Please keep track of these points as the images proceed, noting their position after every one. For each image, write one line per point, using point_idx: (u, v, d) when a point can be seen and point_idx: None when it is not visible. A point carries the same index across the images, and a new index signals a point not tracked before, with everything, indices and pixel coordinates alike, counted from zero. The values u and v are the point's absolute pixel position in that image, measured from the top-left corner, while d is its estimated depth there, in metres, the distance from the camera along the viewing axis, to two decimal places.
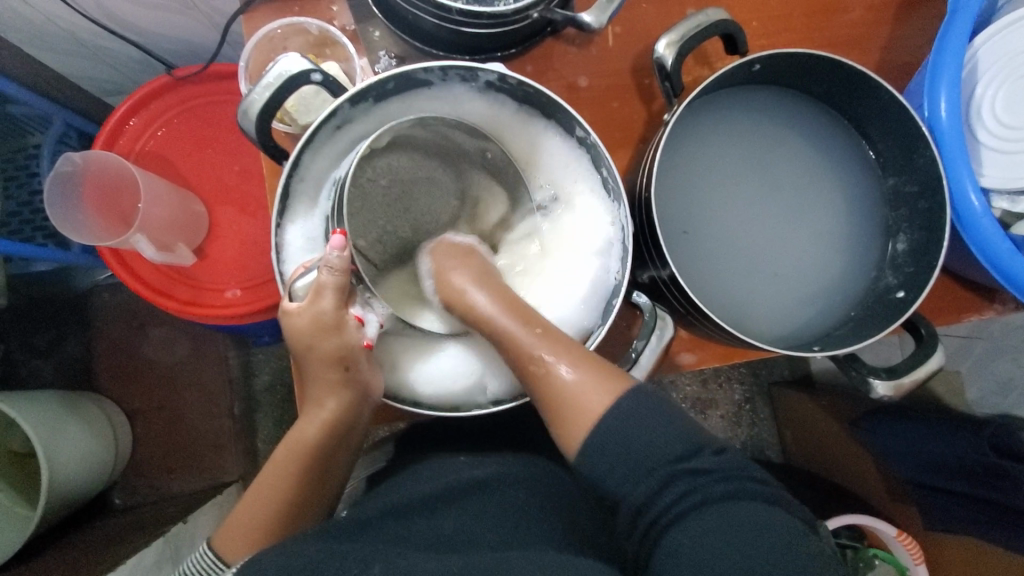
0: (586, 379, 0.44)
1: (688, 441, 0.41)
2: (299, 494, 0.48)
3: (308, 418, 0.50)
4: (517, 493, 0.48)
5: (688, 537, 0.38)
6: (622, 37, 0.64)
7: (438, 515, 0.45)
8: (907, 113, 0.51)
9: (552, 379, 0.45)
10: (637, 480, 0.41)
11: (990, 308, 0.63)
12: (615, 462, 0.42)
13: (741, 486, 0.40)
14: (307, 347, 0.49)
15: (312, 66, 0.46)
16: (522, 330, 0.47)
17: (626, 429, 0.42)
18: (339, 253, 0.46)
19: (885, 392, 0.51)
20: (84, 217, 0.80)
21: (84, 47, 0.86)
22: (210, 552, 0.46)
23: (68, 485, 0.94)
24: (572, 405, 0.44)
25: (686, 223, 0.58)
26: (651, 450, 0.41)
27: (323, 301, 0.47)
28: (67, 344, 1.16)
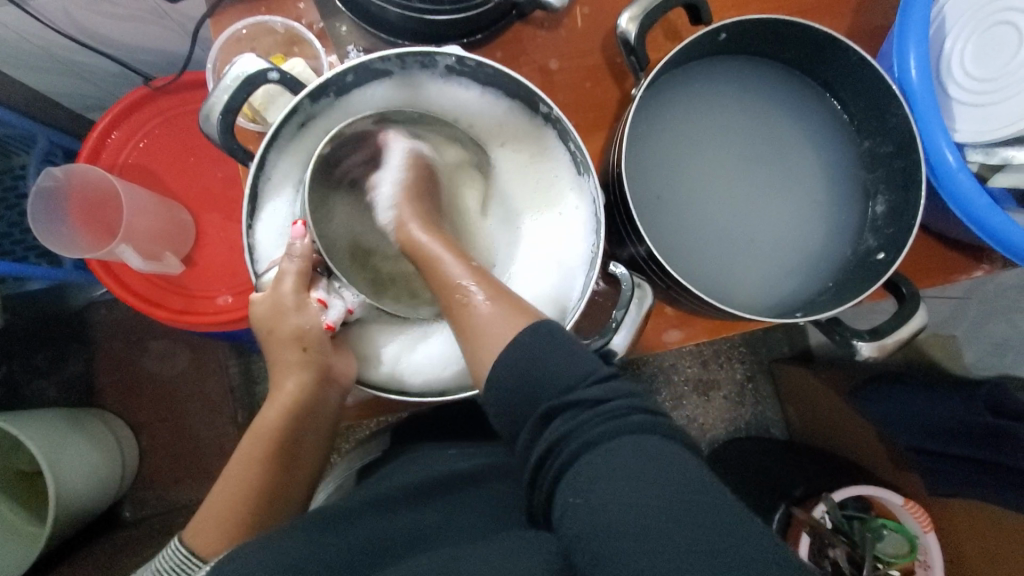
0: (501, 316, 0.42)
1: (585, 372, 0.39)
2: (269, 481, 0.48)
3: (273, 402, 0.50)
4: (498, 486, 0.49)
5: (579, 480, 0.35)
6: (590, 17, 0.64)
7: (425, 504, 0.46)
8: (875, 73, 0.51)
9: (467, 305, 0.44)
10: (528, 413, 0.39)
11: (978, 267, 0.62)
12: (530, 409, 0.39)
13: (624, 418, 0.37)
14: (269, 331, 0.49)
15: (268, 65, 0.46)
16: (453, 262, 0.46)
17: (529, 361, 0.40)
18: (300, 241, 0.48)
19: (870, 353, 0.51)
20: (71, 232, 0.81)
21: (62, 64, 0.86)
22: (182, 549, 0.45)
23: (74, 499, 0.95)
24: (476, 329, 0.43)
25: (660, 190, 0.57)
26: (551, 376, 0.39)
27: (284, 284, 0.48)
28: (67, 362, 1.17)
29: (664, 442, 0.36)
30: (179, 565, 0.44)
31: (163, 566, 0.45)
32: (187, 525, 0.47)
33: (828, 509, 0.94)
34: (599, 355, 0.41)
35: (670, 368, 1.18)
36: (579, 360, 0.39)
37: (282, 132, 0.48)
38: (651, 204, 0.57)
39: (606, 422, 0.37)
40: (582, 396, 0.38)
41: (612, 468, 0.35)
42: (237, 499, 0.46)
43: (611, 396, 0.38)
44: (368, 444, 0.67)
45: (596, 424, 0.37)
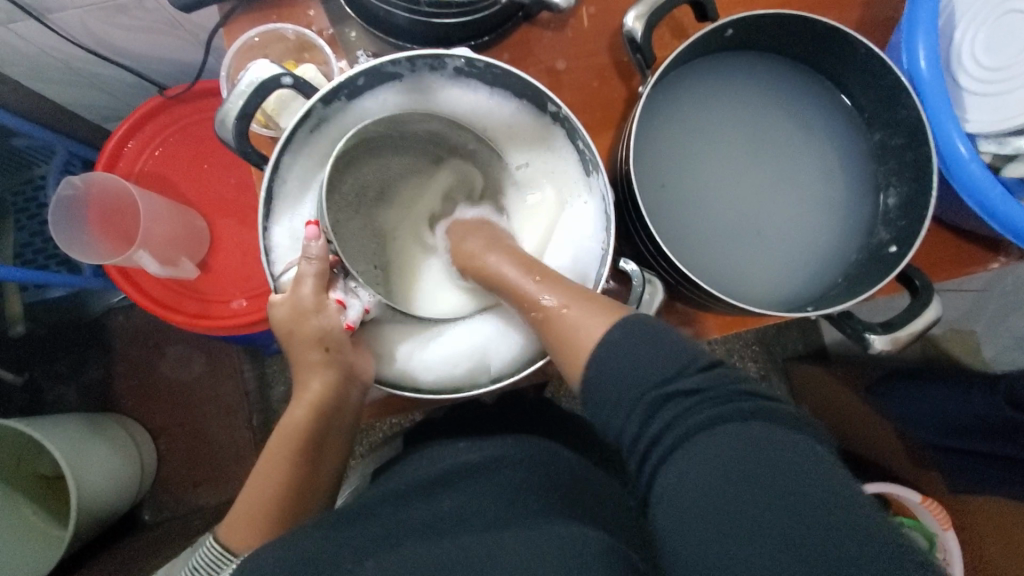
0: (583, 315, 0.44)
1: (673, 365, 0.39)
2: (296, 478, 0.49)
3: (296, 401, 0.50)
4: (514, 473, 0.47)
5: (680, 474, 0.35)
6: (596, 17, 0.64)
7: (436, 494, 0.45)
8: (884, 65, 0.51)
9: (551, 316, 0.46)
10: (629, 408, 0.39)
11: (994, 260, 0.61)
12: (613, 399, 0.40)
13: (727, 403, 0.37)
14: (290, 332, 0.50)
15: (281, 70, 0.47)
16: (522, 279, 0.49)
17: (621, 361, 0.40)
18: (316, 243, 0.47)
19: (883, 346, 0.50)
20: (90, 239, 0.83)
21: (80, 76, 0.88)
22: (217, 544, 0.48)
23: (95, 502, 0.97)
24: (573, 340, 0.44)
25: (664, 177, 0.58)
26: (643, 370, 0.39)
27: (302, 288, 0.48)
28: (87, 368, 1.19)
29: (769, 425, 0.35)
30: (215, 560, 0.47)
31: (202, 562, 0.48)
32: (221, 522, 0.49)
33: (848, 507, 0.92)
34: (694, 342, 0.41)
35: None
36: (673, 351, 0.40)
37: (295, 136, 0.49)
38: (660, 200, 0.57)
39: (707, 406, 0.37)
40: (682, 386, 0.38)
41: (714, 452, 0.35)
42: (263, 497, 0.48)
43: (708, 385, 0.38)
44: (383, 444, 0.68)
45: (698, 408, 0.37)
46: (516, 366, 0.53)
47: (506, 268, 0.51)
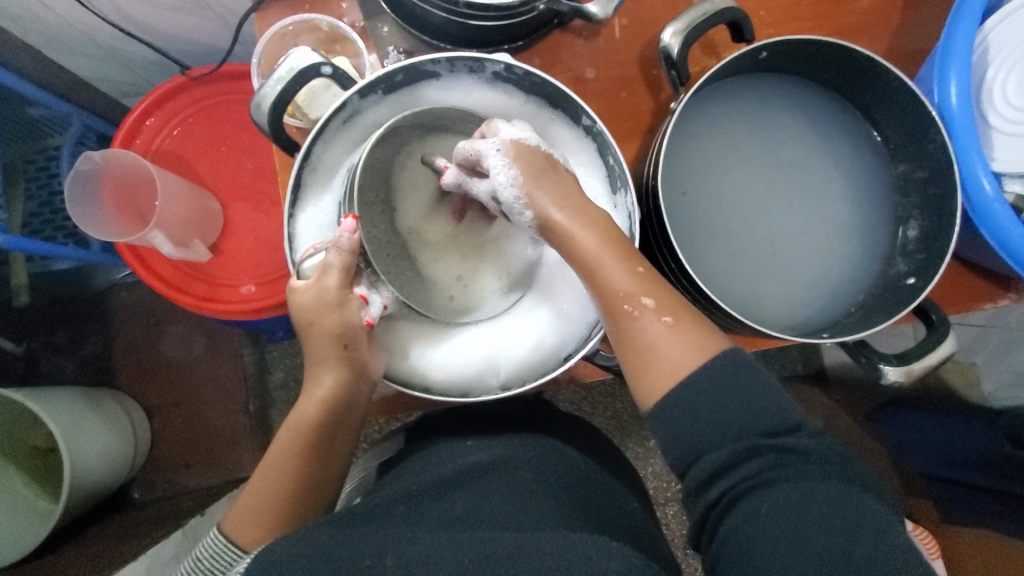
0: (676, 339, 0.44)
1: (785, 420, 0.42)
2: (305, 474, 0.49)
3: (306, 398, 0.51)
4: (525, 472, 0.48)
5: (761, 513, 0.38)
6: (629, 29, 0.64)
7: (450, 493, 0.46)
8: (916, 98, 0.51)
9: (639, 326, 0.44)
10: (724, 444, 0.42)
11: (1005, 296, 0.62)
12: (698, 426, 0.42)
13: (822, 466, 0.40)
14: (308, 323, 0.49)
15: (322, 60, 0.47)
16: (617, 270, 0.45)
17: (710, 406, 0.42)
18: (349, 235, 0.48)
19: (897, 378, 0.51)
20: (103, 215, 0.82)
21: (102, 50, 0.88)
22: (222, 537, 0.48)
23: (87, 477, 0.96)
24: (648, 352, 0.44)
25: (686, 184, 0.58)
26: (754, 413, 0.42)
27: (328, 278, 0.48)
28: (87, 342, 1.19)
29: (851, 488, 0.39)
30: (220, 553, 0.47)
31: (207, 556, 0.48)
32: (226, 515, 0.49)
33: None
34: (798, 406, 0.44)
35: None
36: (773, 407, 0.43)
37: (328, 126, 0.49)
38: (680, 214, 0.57)
39: (799, 464, 0.40)
40: (785, 442, 0.41)
41: (801, 501, 0.38)
42: (275, 493, 0.48)
43: (805, 446, 0.41)
44: (386, 440, 0.68)
45: (792, 464, 0.40)
46: (527, 375, 0.53)
47: (590, 244, 0.46)
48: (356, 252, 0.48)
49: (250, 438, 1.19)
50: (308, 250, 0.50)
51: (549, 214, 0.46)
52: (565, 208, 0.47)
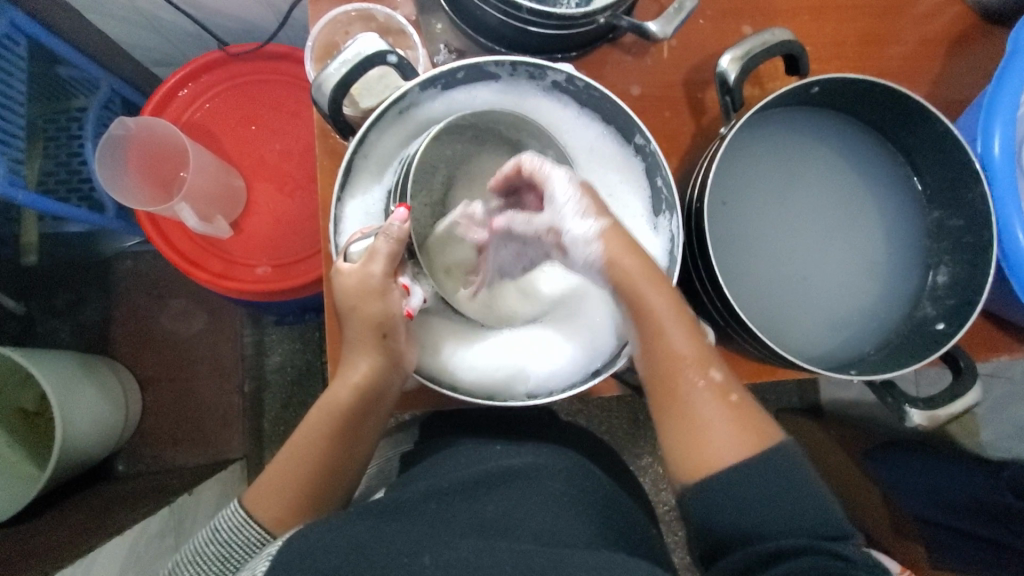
0: (728, 419, 0.46)
1: (822, 511, 0.42)
2: (331, 461, 0.51)
3: (340, 380, 0.51)
4: (554, 483, 0.50)
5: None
6: (677, 50, 0.65)
7: (482, 495, 0.47)
8: (961, 148, 0.52)
9: (693, 400, 0.47)
10: (758, 526, 0.42)
11: (1023, 350, 0.63)
12: (732, 505, 0.43)
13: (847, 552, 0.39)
14: (352, 308, 0.49)
15: (388, 48, 0.48)
16: (683, 350, 0.47)
17: (747, 482, 0.43)
18: (400, 224, 0.47)
19: (920, 421, 0.51)
20: (129, 182, 0.82)
21: (142, 17, 0.87)
22: (242, 511, 0.49)
23: (77, 446, 0.94)
24: (699, 442, 0.45)
25: (726, 196, 0.58)
26: (792, 504, 0.42)
27: (374, 264, 0.48)
28: (86, 308, 1.17)
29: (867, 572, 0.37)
30: (237, 527, 0.48)
31: (224, 529, 0.49)
32: (248, 489, 0.50)
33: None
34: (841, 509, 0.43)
35: None
36: (812, 504, 0.42)
37: (384, 114, 0.50)
38: (719, 225, 0.58)
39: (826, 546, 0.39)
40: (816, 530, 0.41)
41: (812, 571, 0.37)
42: (300, 479, 0.50)
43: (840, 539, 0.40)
44: (396, 431, 0.68)
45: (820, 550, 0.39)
46: (555, 386, 0.53)
47: (663, 311, 0.48)
48: (403, 241, 0.48)
49: (242, 420, 1.18)
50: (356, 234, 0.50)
51: (634, 280, 0.48)
52: (647, 278, 0.48)
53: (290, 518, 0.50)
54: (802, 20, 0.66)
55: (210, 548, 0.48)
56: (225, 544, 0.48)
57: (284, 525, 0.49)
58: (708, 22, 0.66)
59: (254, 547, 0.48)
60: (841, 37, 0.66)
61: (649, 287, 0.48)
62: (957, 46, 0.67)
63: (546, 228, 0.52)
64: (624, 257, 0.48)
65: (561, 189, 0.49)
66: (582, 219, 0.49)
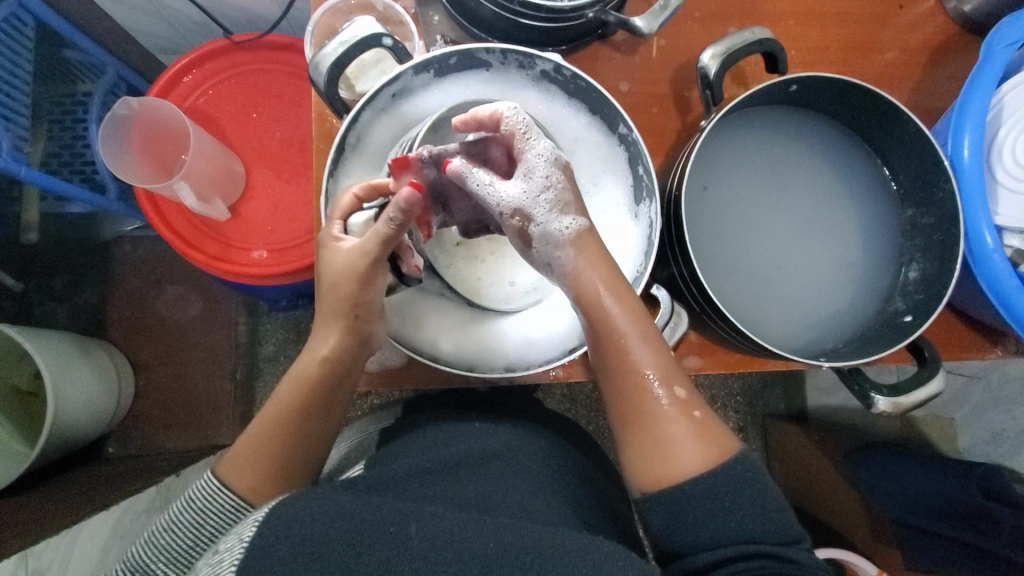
0: (688, 431, 0.47)
1: (784, 532, 0.43)
2: (304, 433, 0.53)
3: (310, 354, 0.54)
4: (532, 463, 0.52)
5: None
6: (665, 49, 0.67)
7: (463, 474, 0.49)
8: (931, 147, 0.54)
9: (656, 411, 0.48)
10: (720, 543, 0.42)
11: (993, 350, 0.65)
12: (697, 522, 0.43)
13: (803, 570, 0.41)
14: (330, 284, 0.51)
15: (384, 31, 0.50)
16: (646, 362, 0.49)
17: (710, 498, 0.44)
18: (400, 205, 0.46)
19: (885, 407, 0.53)
20: (131, 161, 0.84)
21: (149, 3, 0.90)
22: (214, 481, 0.50)
23: (68, 424, 0.96)
24: (663, 454, 0.46)
25: (708, 180, 0.61)
26: (754, 522, 0.43)
27: (373, 242, 0.49)
28: (83, 290, 1.19)
29: None
30: (212, 495, 0.49)
31: (199, 499, 0.49)
32: (219, 461, 0.51)
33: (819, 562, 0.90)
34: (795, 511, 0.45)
35: None
36: (774, 522, 0.43)
37: (379, 95, 0.52)
38: (700, 214, 0.60)
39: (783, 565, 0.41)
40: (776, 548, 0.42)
41: None
42: (272, 449, 0.51)
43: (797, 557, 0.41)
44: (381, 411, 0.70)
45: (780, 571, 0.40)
46: (532, 362, 0.55)
47: (626, 327, 0.49)
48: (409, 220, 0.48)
49: (233, 406, 1.19)
50: (355, 205, 0.51)
51: (597, 292, 0.49)
52: (612, 294, 0.50)
53: (265, 488, 0.50)
54: (787, 24, 0.69)
55: (187, 516, 0.49)
56: (202, 513, 0.49)
57: (259, 494, 0.50)
58: (696, 23, 0.68)
59: (231, 514, 0.49)
60: (825, 42, 0.69)
61: (612, 301, 0.50)
62: (936, 54, 0.69)
63: (511, 209, 0.49)
64: (592, 269, 0.50)
65: (540, 170, 0.49)
66: (559, 215, 0.50)
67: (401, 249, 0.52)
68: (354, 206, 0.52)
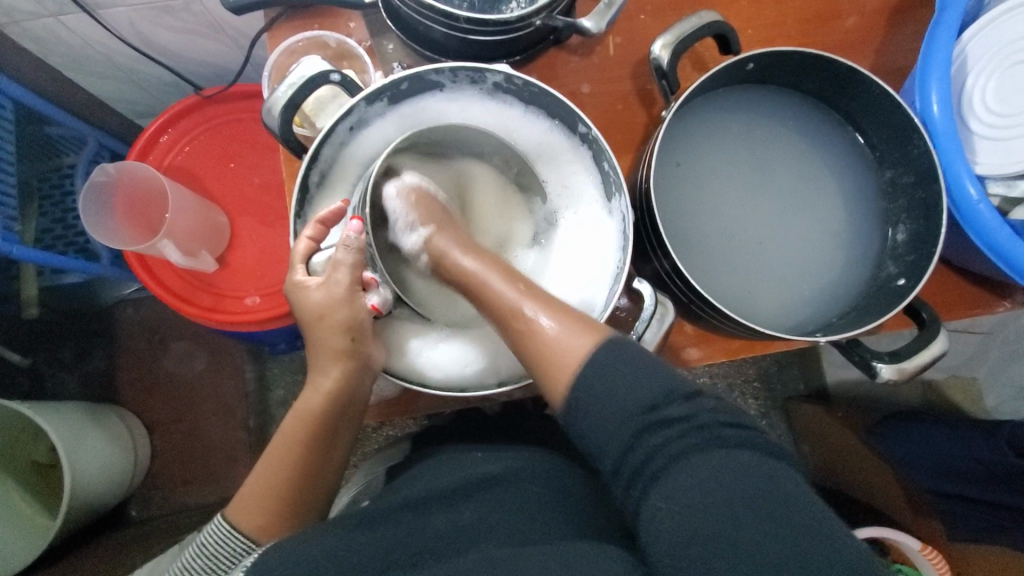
0: (563, 327, 0.44)
1: (664, 390, 0.40)
2: (310, 469, 0.51)
3: (313, 387, 0.52)
4: (532, 487, 0.49)
5: (665, 495, 0.37)
6: (622, 46, 0.67)
7: (458, 502, 0.47)
8: (897, 105, 0.53)
9: (528, 331, 0.45)
10: (621, 430, 0.40)
11: (1000, 303, 0.63)
12: (602, 419, 0.40)
13: (708, 431, 0.39)
14: (318, 317, 0.51)
15: (331, 67, 0.51)
16: (504, 285, 0.47)
17: (605, 375, 0.41)
18: (356, 236, 0.50)
19: (890, 375, 0.52)
20: (115, 225, 0.85)
21: (120, 70, 0.92)
22: (224, 522, 0.50)
23: (86, 491, 0.96)
24: (549, 356, 0.43)
25: (680, 156, 0.60)
26: (632, 393, 0.40)
27: (338, 273, 0.50)
28: (91, 358, 1.20)
29: (739, 453, 0.37)
30: (224, 539, 0.50)
31: (210, 541, 0.50)
32: (230, 502, 0.51)
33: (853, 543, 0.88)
34: None
35: None
36: (658, 377, 0.41)
37: (335, 131, 0.53)
38: (675, 203, 0.59)
39: (690, 432, 0.39)
40: (665, 414, 0.39)
41: (697, 480, 0.37)
42: (274, 487, 0.50)
43: (695, 413, 0.39)
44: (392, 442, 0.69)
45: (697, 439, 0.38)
46: (526, 372, 0.55)
47: (476, 268, 0.49)
48: (364, 249, 0.51)
49: (250, 455, 1.19)
50: (313, 248, 0.52)
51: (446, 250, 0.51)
52: (460, 249, 0.51)
53: (271, 526, 0.50)
54: (741, 5, 0.68)
55: (199, 563, 0.50)
56: (213, 555, 0.50)
57: (268, 531, 0.50)
58: (649, 16, 0.68)
59: (242, 555, 0.50)
60: (781, 17, 0.68)
61: (463, 254, 0.50)
62: (897, 13, 0.69)
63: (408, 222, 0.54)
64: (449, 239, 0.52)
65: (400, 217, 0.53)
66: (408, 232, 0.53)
67: (366, 283, 0.52)
68: (310, 252, 0.52)
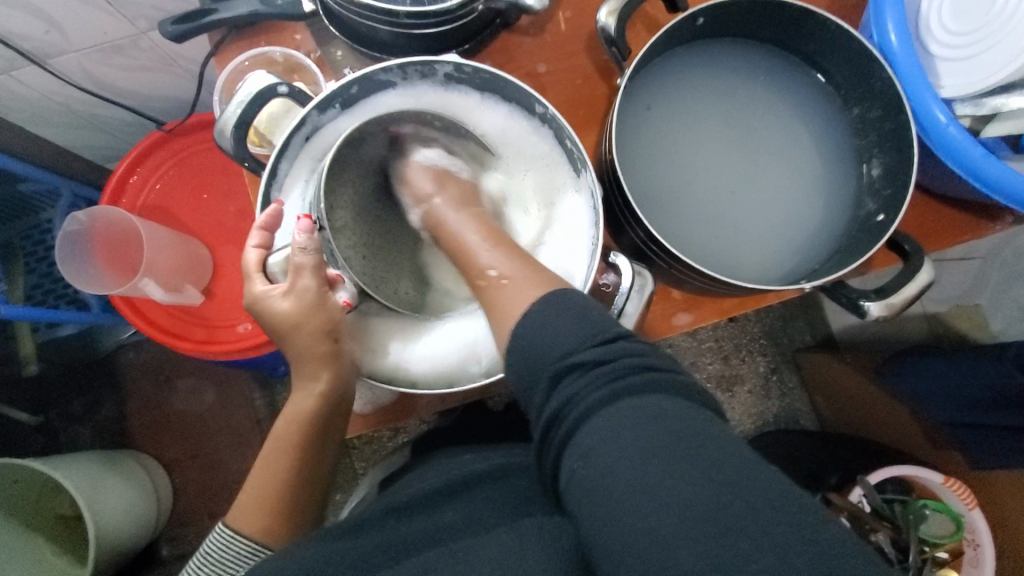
0: (517, 283, 0.45)
1: (586, 339, 0.40)
2: (305, 473, 0.52)
3: (302, 392, 0.52)
4: (524, 479, 0.50)
5: (588, 447, 0.36)
6: (572, 20, 0.66)
7: (445, 503, 0.47)
8: (854, 39, 0.52)
9: (492, 290, 0.47)
10: (546, 389, 0.40)
11: (991, 226, 0.62)
12: (532, 367, 0.41)
13: (637, 382, 0.38)
14: (294, 325, 0.51)
15: (277, 80, 0.51)
16: (480, 245, 0.50)
17: (544, 319, 0.42)
18: (306, 236, 0.49)
19: (878, 312, 0.51)
20: (96, 271, 0.85)
21: (81, 117, 0.92)
22: (224, 529, 0.50)
23: (111, 536, 0.96)
24: (503, 306, 0.45)
25: (648, 99, 0.59)
26: (553, 344, 0.40)
27: (303, 278, 0.50)
28: (100, 407, 1.20)
29: (671, 402, 0.37)
30: (225, 545, 0.49)
31: (212, 550, 0.50)
32: (228, 509, 0.51)
33: (865, 491, 0.93)
34: None
35: (690, 367, 1.19)
36: (582, 325, 0.41)
37: (290, 143, 0.52)
38: (647, 172, 0.59)
39: (614, 385, 0.38)
40: (588, 363, 0.39)
41: (618, 428, 0.35)
42: (274, 494, 0.51)
43: (625, 365, 0.39)
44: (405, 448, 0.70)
45: (627, 388, 0.37)
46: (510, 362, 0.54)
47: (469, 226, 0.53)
48: (321, 248, 0.50)
49: None
50: (265, 254, 0.53)
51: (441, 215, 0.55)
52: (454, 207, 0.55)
53: (274, 526, 0.50)
54: None
55: (204, 567, 0.50)
56: (217, 563, 0.49)
57: (272, 533, 0.50)
58: None
59: (247, 559, 0.50)
60: None
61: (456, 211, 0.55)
62: None
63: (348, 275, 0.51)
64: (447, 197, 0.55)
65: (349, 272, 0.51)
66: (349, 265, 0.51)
67: (332, 281, 0.52)
68: (264, 259, 0.53)
